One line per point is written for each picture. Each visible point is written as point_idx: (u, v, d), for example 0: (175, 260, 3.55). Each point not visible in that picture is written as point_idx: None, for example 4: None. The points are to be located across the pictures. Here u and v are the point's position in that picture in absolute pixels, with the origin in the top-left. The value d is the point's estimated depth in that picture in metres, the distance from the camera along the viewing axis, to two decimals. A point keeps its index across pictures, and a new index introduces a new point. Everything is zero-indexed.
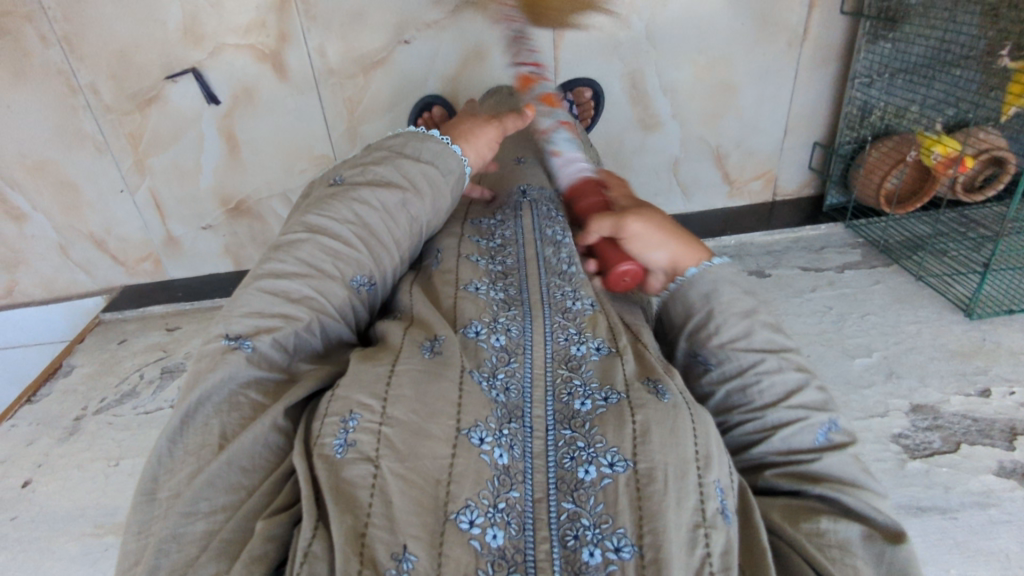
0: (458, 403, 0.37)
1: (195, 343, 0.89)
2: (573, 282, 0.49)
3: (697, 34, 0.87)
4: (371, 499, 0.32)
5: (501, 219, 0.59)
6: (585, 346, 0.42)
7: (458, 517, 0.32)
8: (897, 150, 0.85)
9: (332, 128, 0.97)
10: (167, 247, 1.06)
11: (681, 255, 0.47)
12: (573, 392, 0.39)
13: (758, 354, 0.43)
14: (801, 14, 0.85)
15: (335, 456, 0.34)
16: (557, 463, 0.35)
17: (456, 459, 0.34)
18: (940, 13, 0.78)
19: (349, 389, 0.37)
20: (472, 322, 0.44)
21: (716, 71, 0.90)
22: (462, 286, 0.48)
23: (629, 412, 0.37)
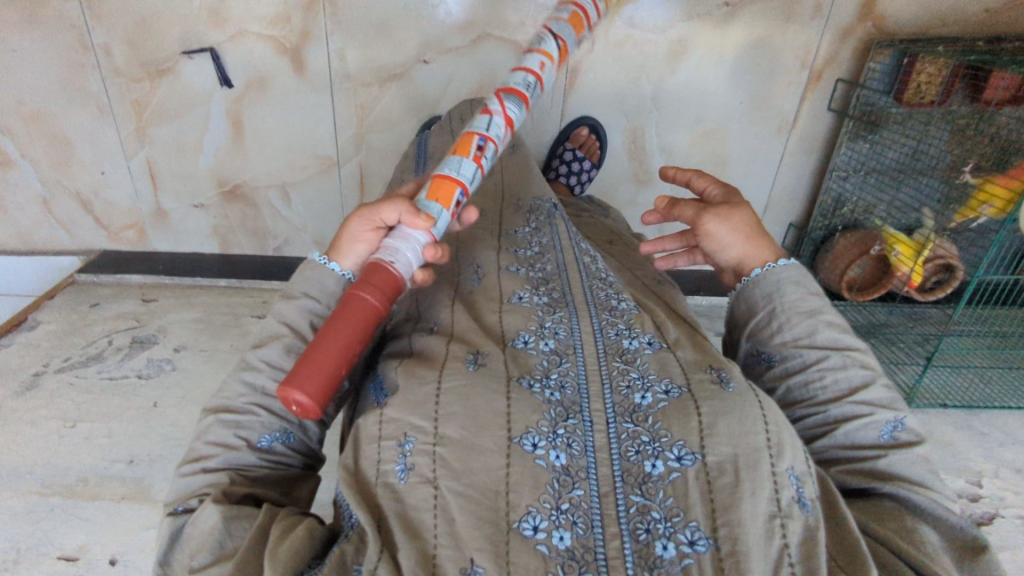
0: (506, 412, 0.36)
1: (170, 317, 0.90)
2: (612, 286, 0.51)
3: (696, 103, 0.94)
4: (434, 520, 0.33)
5: (535, 228, 0.61)
6: (637, 341, 0.43)
7: (521, 525, 0.32)
8: (863, 242, 0.91)
9: (340, 131, 1.00)
10: (155, 219, 1.06)
11: (750, 255, 0.47)
12: (632, 384, 0.39)
13: (817, 348, 0.43)
14: (791, 103, 0.93)
15: (398, 484, 0.35)
16: (621, 455, 0.36)
17: (511, 468, 0.34)
18: (915, 126, 0.87)
19: (400, 411, 0.37)
20: (520, 331, 0.44)
21: (711, 140, 0.97)
22: (506, 299, 0.48)
23: (694, 404, 0.37)
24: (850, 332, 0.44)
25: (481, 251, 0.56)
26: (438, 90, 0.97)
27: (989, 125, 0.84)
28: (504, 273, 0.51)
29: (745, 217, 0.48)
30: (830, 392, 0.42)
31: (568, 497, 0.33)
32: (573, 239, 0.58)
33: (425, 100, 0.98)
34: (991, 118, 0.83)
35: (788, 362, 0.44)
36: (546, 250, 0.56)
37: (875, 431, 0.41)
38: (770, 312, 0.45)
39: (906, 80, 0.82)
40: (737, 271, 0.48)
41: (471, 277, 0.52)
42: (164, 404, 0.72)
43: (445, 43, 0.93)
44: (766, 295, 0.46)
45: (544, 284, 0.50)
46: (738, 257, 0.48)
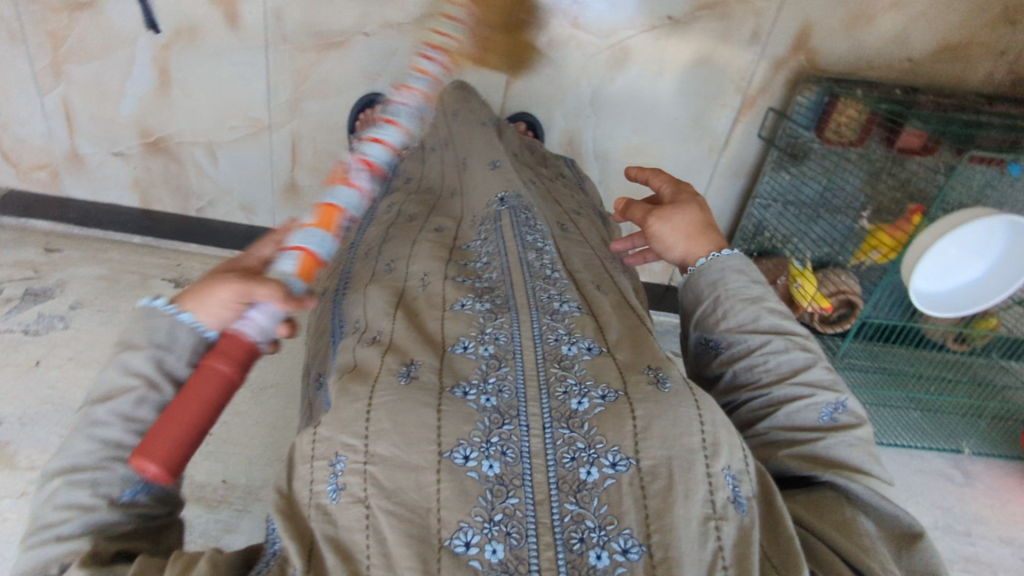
0: (438, 426, 0.36)
1: (72, 272, 0.86)
2: (558, 286, 0.51)
3: (634, 114, 0.94)
4: (367, 539, 0.34)
5: (483, 237, 0.60)
6: (576, 346, 0.44)
7: (454, 542, 0.33)
8: (772, 273, 0.96)
9: (273, 95, 0.96)
10: (70, 162, 1.01)
11: (693, 249, 0.51)
12: (569, 391, 0.40)
13: (760, 332, 0.47)
14: (726, 125, 0.94)
15: (329, 504, 0.35)
16: (557, 462, 0.37)
17: (442, 484, 0.35)
18: (833, 163, 0.90)
19: (332, 429, 0.37)
20: (461, 338, 0.45)
21: (648, 150, 0.97)
22: (448, 305, 0.49)
23: (629, 410, 0.39)
24: (793, 319, 0.48)
25: (428, 257, 0.57)
26: (379, 65, 0.94)
27: (900, 170, 0.83)
28: (449, 281, 0.52)
29: (688, 205, 0.52)
30: (772, 374, 0.46)
31: (500, 508, 0.34)
32: (519, 233, 0.58)
33: (364, 75, 0.95)
34: (903, 164, 0.82)
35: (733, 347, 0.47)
36: (494, 259, 0.57)
37: (817, 415, 0.44)
38: (715, 299, 0.49)
39: (829, 116, 0.86)
40: (687, 256, 0.51)
41: (416, 283, 0.54)
42: (47, 363, 0.70)
43: (388, 18, 0.90)
44: (712, 285, 0.49)
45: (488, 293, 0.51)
46: (686, 242, 0.51)
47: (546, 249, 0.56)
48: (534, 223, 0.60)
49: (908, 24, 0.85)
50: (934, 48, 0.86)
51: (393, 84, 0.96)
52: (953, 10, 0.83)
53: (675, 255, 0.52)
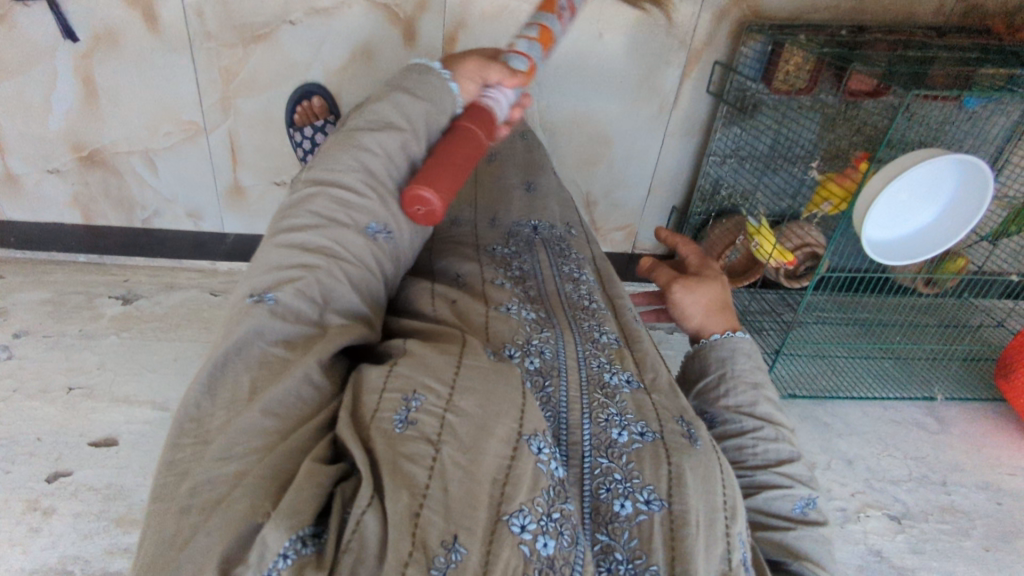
0: (522, 407, 0.38)
1: (12, 299, 0.84)
2: (596, 316, 0.58)
3: (579, 82, 0.91)
4: (428, 479, 0.33)
5: (515, 250, 0.69)
6: (616, 376, 0.49)
7: (511, 519, 0.33)
8: (732, 232, 0.95)
9: (205, 96, 0.92)
10: (4, 184, 0.97)
11: (708, 323, 0.55)
12: (610, 420, 0.44)
13: (757, 418, 0.47)
14: (674, 84, 0.91)
15: (392, 430, 0.36)
16: (593, 492, 0.40)
17: (514, 461, 0.35)
18: (786, 112, 0.89)
19: (412, 370, 0.39)
20: (507, 343, 0.49)
21: (597, 117, 0.94)
22: (492, 307, 0.54)
23: (666, 456, 0.41)
24: (783, 412, 0.49)
25: (467, 262, 0.64)
26: (309, 55, 0.90)
27: (855, 111, 0.82)
28: (490, 286, 0.58)
29: (716, 286, 0.59)
30: (758, 460, 0.45)
31: (558, 507, 0.35)
32: (556, 263, 0.67)
33: (293, 66, 0.91)
34: (857, 109, 0.82)
35: (727, 427, 0.47)
36: (527, 275, 0.65)
37: (788, 505, 0.44)
38: (719, 374, 0.50)
39: (776, 65, 0.83)
40: (702, 329, 0.55)
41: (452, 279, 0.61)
42: None
43: (312, 4, 0.86)
44: (719, 360, 0.51)
45: (530, 303, 0.58)
46: (704, 314, 0.56)
47: (582, 279, 0.66)
48: (564, 254, 0.70)
49: None
50: None
51: (326, 74, 0.92)
52: None
53: (692, 326, 0.56)
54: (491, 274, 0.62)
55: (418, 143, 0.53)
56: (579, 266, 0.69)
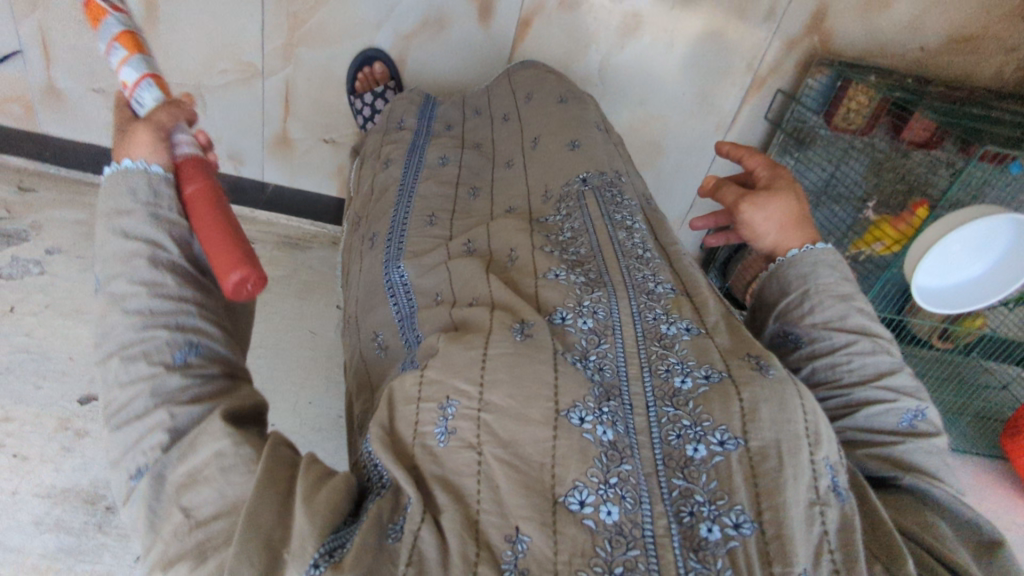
0: (555, 386, 0.38)
1: (49, 214, 0.82)
2: (650, 267, 0.57)
3: (643, 87, 0.92)
4: (478, 486, 0.35)
5: (565, 214, 0.66)
6: (674, 327, 0.48)
7: (568, 500, 0.34)
8: None
9: (268, 39, 0.90)
10: (47, 97, 0.95)
11: (785, 239, 0.52)
12: (672, 369, 0.43)
13: (850, 332, 0.47)
14: (735, 104, 0.93)
15: (437, 445, 0.37)
16: (663, 439, 0.39)
17: (558, 440, 0.36)
18: (837, 151, 0.88)
19: (442, 374, 0.39)
20: (558, 307, 0.48)
21: (654, 125, 0.95)
22: (542, 275, 0.53)
23: (736, 392, 0.40)
24: (877, 321, 0.49)
25: (515, 228, 0.62)
26: (379, 16, 0.89)
27: (902, 161, 0.82)
28: (539, 252, 0.57)
29: (789, 194, 0.53)
30: (855, 376, 0.46)
31: (615, 472, 0.36)
32: (607, 214, 0.64)
33: (361, 24, 0.90)
34: (906, 157, 0.81)
35: (817, 345, 0.48)
36: (578, 234, 0.62)
37: (897, 420, 0.45)
38: (802, 292, 0.50)
39: (839, 101, 0.84)
40: (777, 246, 0.53)
41: (505, 255, 0.59)
42: (23, 310, 0.67)
43: None
44: (803, 277, 0.50)
45: (580, 266, 0.56)
46: (780, 231, 0.52)
47: (634, 227, 0.64)
48: (617, 202, 0.67)
49: (924, 11, 0.82)
50: (948, 36, 0.83)
51: (394, 38, 0.91)
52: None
53: (765, 243, 0.53)
54: (537, 238, 0.60)
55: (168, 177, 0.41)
56: (630, 215, 0.66)
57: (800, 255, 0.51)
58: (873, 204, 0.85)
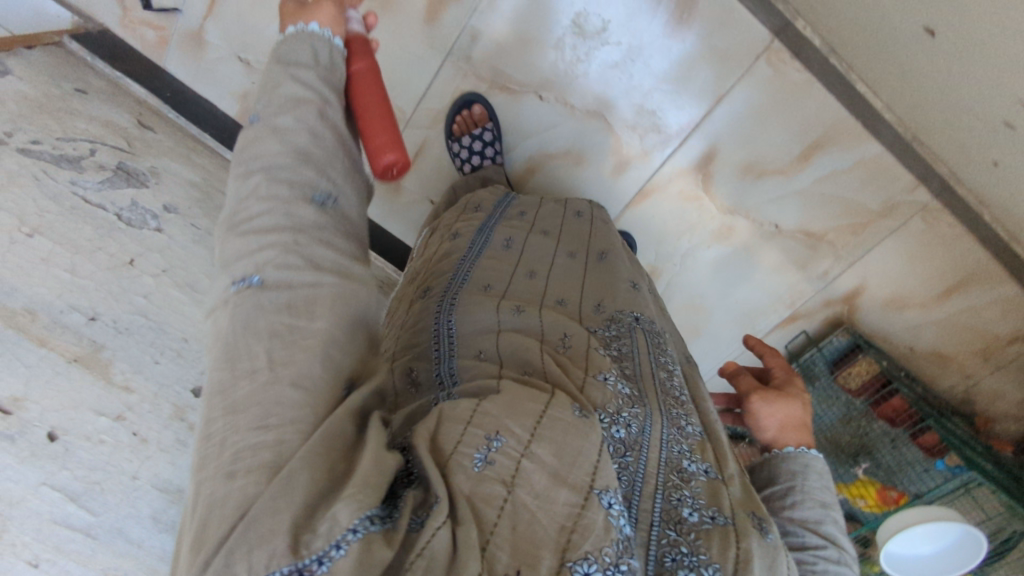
0: (596, 463, 0.42)
1: (164, 162, 0.80)
2: (686, 409, 0.63)
3: (707, 281, 1.09)
4: (495, 518, 0.37)
5: (615, 333, 0.69)
6: (695, 465, 0.55)
7: (575, 567, 0.36)
8: None
9: (428, 97, 0.98)
10: (189, 40, 0.94)
11: (785, 434, 0.61)
12: (683, 500, 0.50)
13: (822, 535, 0.55)
14: (767, 327, 1.11)
15: (472, 467, 0.39)
16: (659, 559, 0.46)
17: (585, 509, 0.39)
18: (829, 397, 1.07)
19: (500, 412, 0.42)
20: (600, 408, 0.53)
21: (702, 315, 1.12)
22: (592, 372, 0.58)
23: (734, 538, 0.47)
24: (842, 535, 0.56)
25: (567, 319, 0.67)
26: (537, 129, 1.00)
27: (868, 424, 1.04)
28: (593, 352, 0.62)
29: (795, 403, 0.64)
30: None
31: (626, 560, 0.38)
32: (654, 352, 0.69)
33: (521, 128, 1.00)
34: (871, 422, 1.04)
35: (789, 540, 0.54)
36: (624, 356, 0.66)
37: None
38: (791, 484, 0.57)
39: (846, 364, 1.05)
40: (776, 438, 0.62)
41: (557, 338, 0.63)
42: (141, 266, 0.65)
43: (568, 96, 0.97)
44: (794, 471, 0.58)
45: (625, 378, 0.61)
46: (780, 427, 0.62)
47: (674, 373, 0.68)
48: (661, 347, 0.71)
49: (922, 325, 1.04)
50: (932, 350, 1.05)
51: (539, 151, 1.01)
52: (956, 334, 1.02)
53: (765, 434, 0.62)
54: (594, 342, 0.65)
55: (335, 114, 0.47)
56: (671, 359, 0.71)
57: (793, 453, 0.60)
58: (862, 465, 1.03)
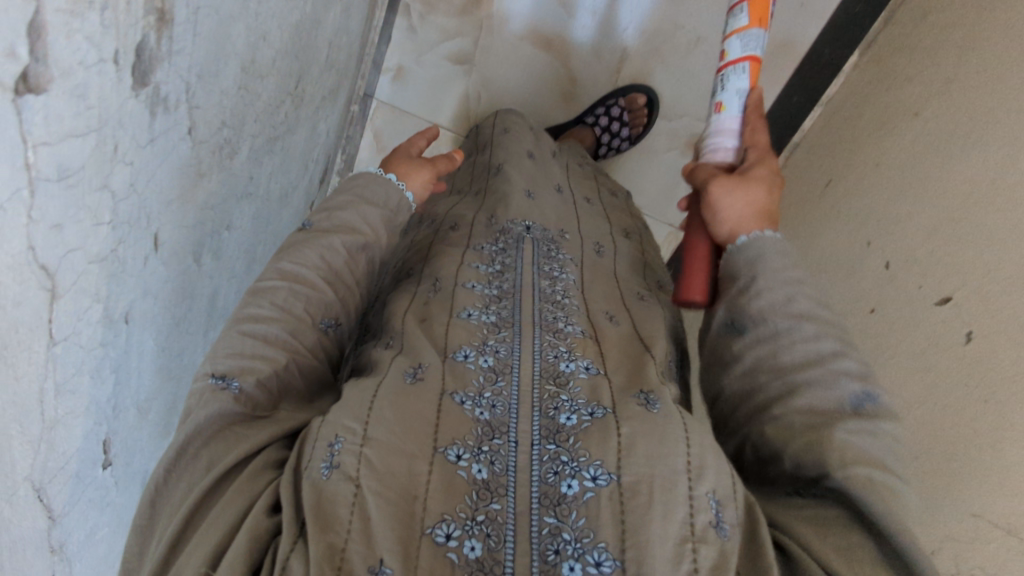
0: (434, 425, 0.64)
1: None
2: (565, 308, 0.83)
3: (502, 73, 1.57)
4: (347, 514, 0.55)
5: (502, 247, 0.97)
6: (572, 365, 0.73)
7: (434, 533, 0.55)
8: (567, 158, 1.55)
9: None
10: None
11: (741, 228, 0.75)
12: (560, 408, 0.67)
13: (826, 366, 0.65)
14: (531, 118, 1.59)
15: (320, 474, 0.58)
16: (541, 477, 0.60)
17: (430, 473, 0.59)
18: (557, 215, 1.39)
19: (336, 417, 0.63)
20: (462, 347, 0.75)
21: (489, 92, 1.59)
22: (458, 312, 0.81)
23: (613, 431, 0.63)
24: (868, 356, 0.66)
25: (463, 271, 0.91)
26: None
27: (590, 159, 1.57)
28: (464, 287, 0.87)
29: (761, 188, 0.75)
30: (828, 409, 0.64)
31: (482, 511, 0.58)
32: (537, 261, 0.92)
33: None
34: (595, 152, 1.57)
35: (797, 375, 0.65)
36: (508, 271, 0.90)
37: (896, 486, 0.58)
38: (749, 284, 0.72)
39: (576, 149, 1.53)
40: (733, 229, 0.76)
41: (436, 280, 0.90)
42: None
43: None
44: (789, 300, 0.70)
45: (501, 301, 0.84)
46: (733, 226, 0.75)
47: (558, 274, 0.91)
48: (549, 253, 0.96)
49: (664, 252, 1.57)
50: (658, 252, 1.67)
51: None
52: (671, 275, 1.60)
53: (721, 230, 0.76)
54: (466, 278, 0.89)
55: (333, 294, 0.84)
56: (561, 265, 0.93)
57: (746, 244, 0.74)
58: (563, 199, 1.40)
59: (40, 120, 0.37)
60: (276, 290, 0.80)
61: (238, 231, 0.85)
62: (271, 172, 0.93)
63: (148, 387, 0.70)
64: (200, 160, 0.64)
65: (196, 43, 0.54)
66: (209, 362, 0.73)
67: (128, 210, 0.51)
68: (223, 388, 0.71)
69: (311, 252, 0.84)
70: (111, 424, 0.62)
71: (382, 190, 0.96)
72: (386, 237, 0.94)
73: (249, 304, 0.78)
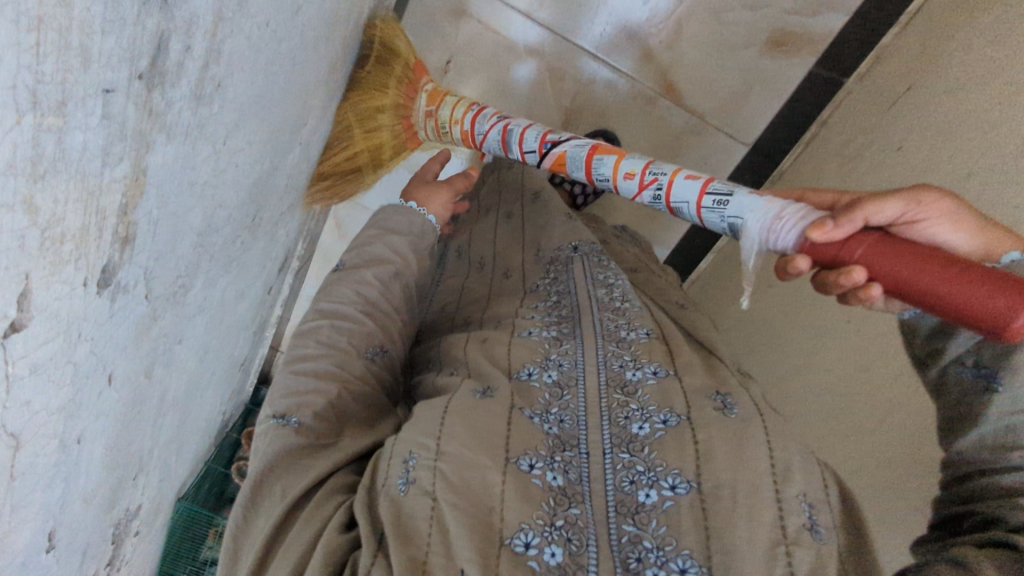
0: (506, 436, 0.63)
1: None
2: (622, 320, 0.82)
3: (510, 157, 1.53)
4: (429, 529, 0.56)
5: (554, 272, 0.97)
6: (637, 374, 0.71)
7: (514, 542, 0.55)
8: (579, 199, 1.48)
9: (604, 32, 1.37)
10: None
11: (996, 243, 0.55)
12: (631, 417, 0.66)
13: None
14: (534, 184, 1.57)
15: (400, 492, 0.60)
16: (617, 486, 0.61)
17: (506, 483, 0.58)
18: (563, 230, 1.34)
19: (409, 438, 0.65)
20: (525, 366, 0.76)
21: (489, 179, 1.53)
22: (518, 335, 0.83)
23: (691, 436, 0.61)
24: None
25: (513, 301, 0.94)
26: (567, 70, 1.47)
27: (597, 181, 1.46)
28: (521, 314, 0.87)
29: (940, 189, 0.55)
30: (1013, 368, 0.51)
31: (559, 519, 0.57)
32: (592, 279, 0.91)
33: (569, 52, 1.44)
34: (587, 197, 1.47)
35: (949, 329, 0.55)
36: (564, 294, 0.90)
37: None
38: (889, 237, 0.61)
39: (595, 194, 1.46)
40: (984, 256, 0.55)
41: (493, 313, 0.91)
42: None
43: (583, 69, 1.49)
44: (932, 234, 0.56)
45: (558, 325, 0.84)
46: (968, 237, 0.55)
47: (611, 288, 0.90)
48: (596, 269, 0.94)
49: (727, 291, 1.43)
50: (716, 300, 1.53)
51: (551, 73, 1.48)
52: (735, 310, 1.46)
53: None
54: (526, 307, 0.90)
55: (374, 326, 0.87)
56: (613, 276, 0.93)
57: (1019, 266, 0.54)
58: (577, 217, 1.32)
59: (19, 345, 0.38)
60: (321, 329, 0.85)
61: (193, 344, 0.76)
62: (246, 268, 0.90)
63: (96, 480, 0.63)
64: (157, 312, 0.59)
65: (157, 244, 0.52)
66: (271, 406, 0.77)
67: (89, 368, 0.49)
68: (288, 424, 0.73)
69: (348, 289, 0.90)
70: (55, 515, 0.55)
71: (407, 219, 0.99)
72: (417, 260, 0.98)
73: (298, 349, 0.84)
